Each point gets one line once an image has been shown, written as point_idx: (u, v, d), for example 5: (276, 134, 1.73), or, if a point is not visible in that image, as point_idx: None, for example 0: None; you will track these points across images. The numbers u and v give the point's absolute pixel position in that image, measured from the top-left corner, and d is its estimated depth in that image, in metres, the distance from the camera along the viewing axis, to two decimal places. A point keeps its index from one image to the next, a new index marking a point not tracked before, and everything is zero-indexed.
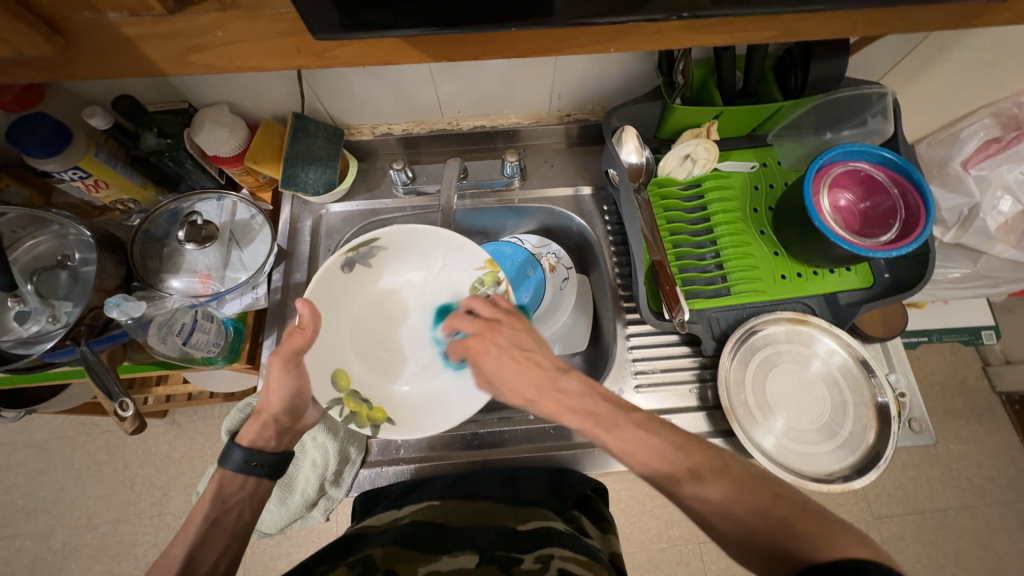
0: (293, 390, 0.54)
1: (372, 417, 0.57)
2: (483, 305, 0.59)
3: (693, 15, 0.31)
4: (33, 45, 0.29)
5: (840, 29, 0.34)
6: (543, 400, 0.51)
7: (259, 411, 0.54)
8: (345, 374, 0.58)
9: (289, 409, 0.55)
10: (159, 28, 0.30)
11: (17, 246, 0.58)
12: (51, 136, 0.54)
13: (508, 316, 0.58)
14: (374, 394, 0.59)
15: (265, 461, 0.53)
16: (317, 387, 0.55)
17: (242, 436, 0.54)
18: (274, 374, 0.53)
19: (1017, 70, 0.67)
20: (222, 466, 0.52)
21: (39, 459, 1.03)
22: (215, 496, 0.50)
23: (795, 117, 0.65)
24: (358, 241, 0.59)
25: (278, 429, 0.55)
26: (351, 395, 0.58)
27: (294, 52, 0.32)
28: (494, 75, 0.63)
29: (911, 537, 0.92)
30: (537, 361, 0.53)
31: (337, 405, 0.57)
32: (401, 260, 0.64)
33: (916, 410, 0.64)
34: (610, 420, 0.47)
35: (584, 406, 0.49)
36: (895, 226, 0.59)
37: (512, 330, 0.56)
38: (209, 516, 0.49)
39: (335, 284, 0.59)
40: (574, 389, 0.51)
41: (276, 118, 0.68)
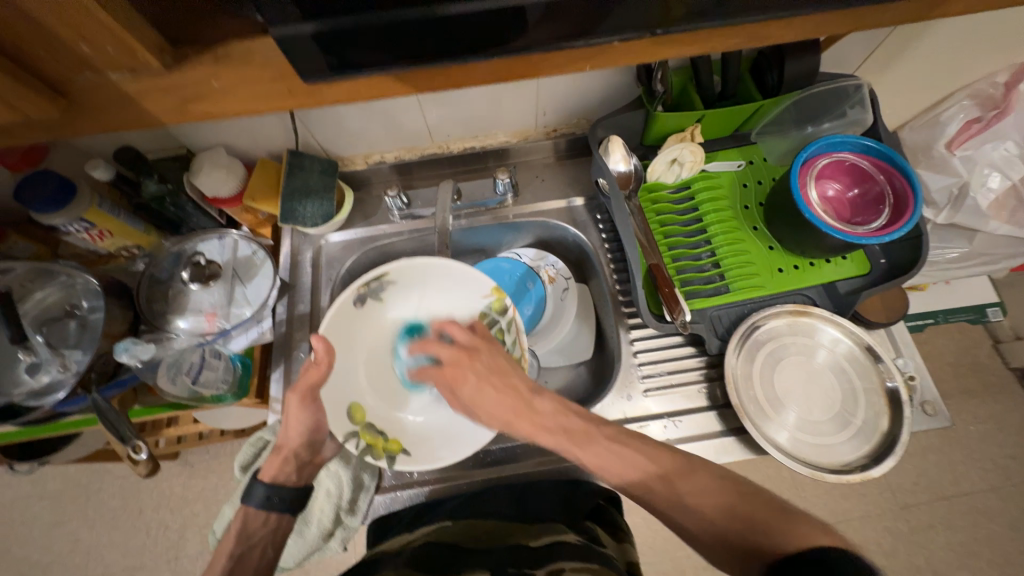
0: (311, 425, 0.55)
1: (388, 449, 0.57)
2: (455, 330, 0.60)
3: (666, 31, 0.33)
4: (39, 108, 0.30)
5: (806, 31, 0.36)
6: (519, 424, 0.52)
7: (280, 446, 0.55)
8: (360, 408, 0.58)
9: (309, 442, 0.55)
10: (158, 84, 0.32)
11: (27, 298, 0.60)
12: (57, 191, 0.56)
13: (485, 342, 0.59)
14: (390, 426, 0.59)
15: (286, 497, 0.54)
16: (333, 422, 0.55)
17: (265, 471, 0.54)
18: (292, 411, 0.53)
19: (988, 52, 0.69)
20: (245, 503, 0.53)
21: (53, 511, 1.03)
22: (239, 533, 0.51)
23: (776, 115, 0.66)
24: (369, 276, 0.60)
25: (298, 463, 0.56)
26: (367, 428, 0.57)
27: (286, 94, 0.34)
28: (480, 98, 0.65)
29: (941, 524, 0.90)
30: (517, 386, 0.54)
31: (353, 439, 0.56)
32: (413, 292, 0.64)
33: (928, 393, 0.64)
34: (583, 433, 0.49)
35: (559, 425, 0.50)
36: (884, 212, 0.60)
37: (490, 356, 0.57)
38: (233, 555, 0.50)
39: (347, 320, 0.60)
40: (549, 408, 0.52)
41: (272, 155, 0.70)
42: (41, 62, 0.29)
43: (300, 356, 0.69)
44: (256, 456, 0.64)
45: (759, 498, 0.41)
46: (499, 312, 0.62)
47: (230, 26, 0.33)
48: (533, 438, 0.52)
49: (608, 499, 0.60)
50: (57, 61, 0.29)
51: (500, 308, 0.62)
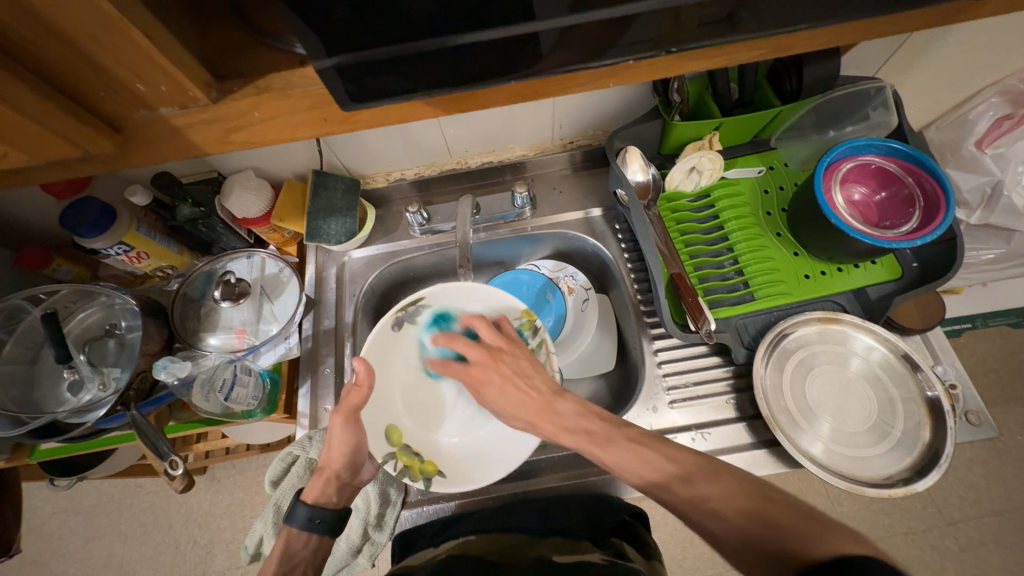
0: (353, 445, 0.55)
1: (425, 470, 0.58)
2: (482, 325, 0.61)
3: (681, 47, 0.33)
4: (96, 143, 0.32)
5: (831, 39, 0.35)
6: (542, 424, 0.54)
7: (321, 468, 0.55)
8: (397, 430, 0.59)
9: (350, 464, 0.55)
10: (203, 116, 0.33)
11: (70, 319, 0.62)
12: (100, 217, 0.59)
13: (511, 344, 0.60)
14: (425, 447, 0.60)
15: (328, 517, 0.54)
16: (373, 444, 0.56)
17: (308, 493, 0.55)
18: (336, 433, 0.54)
19: (1017, 48, 0.68)
20: (289, 523, 0.54)
21: (88, 525, 1.06)
22: (282, 555, 0.53)
23: (796, 120, 0.66)
24: (406, 302, 0.61)
25: (339, 484, 0.56)
26: (403, 449, 0.58)
27: (320, 121, 0.35)
28: (497, 114, 0.66)
29: (993, 541, 0.85)
30: (538, 387, 0.56)
31: (391, 460, 0.57)
32: (445, 317, 0.65)
33: (971, 402, 0.61)
34: (604, 436, 0.49)
35: (580, 425, 0.52)
36: (915, 215, 0.58)
37: (513, 358, 0.58)
38: (277, 570, 0.51)
39: (385, 344, 0.61)
40: (568, 410, 0.54)
41: (297, 176, 0.73)
42: (99, 101, 0.31)
43: (327, 372, 0.70)
44: (285, 471, 0.65)
45: None
46: (531, 331, 0.63)
47: (266, 59, 0.34)
48: (555, 436, 0.54)
49: (633, 515, 0.58)
50: (114, 100, 0.31)
51: (532, 329, 0.63)
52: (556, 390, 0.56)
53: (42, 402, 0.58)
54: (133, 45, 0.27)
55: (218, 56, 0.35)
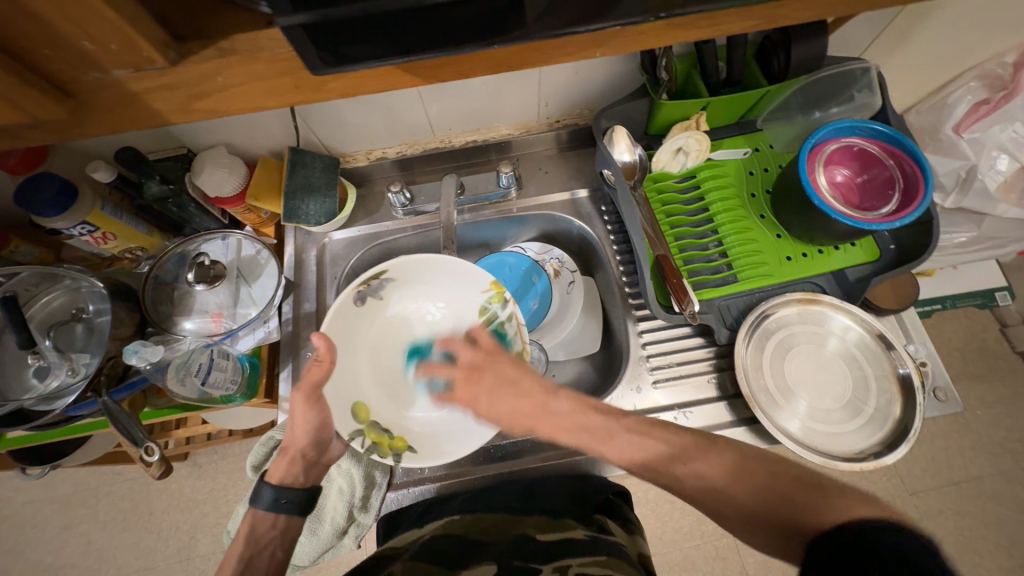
0: (318, 423, 0.54)
1: (394, 446, 0.57)
2: (459, 345, 0.62)
3: (670, 15, 0.32)
4: (45, 109, 0.30)
5: (817, 10, 0.35)
6: (541, 426, 0.54)
7: (286, 448, 0.54)
8: (364, 406, 0.58)
9: (314, 443, 0.54)
10: (163, 81, 0.31)
11: (33, 303, 0.59)
12: (59, 194, 0.55)
13: (490, 353, 0.59)
14: (394, 424, 0.59)
15: (294, 497, 0.53)
16: (338, 421, 0.55)
17: (272, 474, 0.54)
18: (298, 412, 0.53)
19: (999, 31, 0.68)
20: (254, 505, 0.52)
21: (64, 514, 1.03)
22: (248, 536, 0.51)
23: (782, 101, 0.66)
24: (368, 275, 0.59)
25: (305, 464, 0.55)
26: (371, 425, 0.57)
27: (293, 89, 0.33)
28: (480, 90, 0.64)
29: (950, 509, 0.90)
30: (529, 389, 0.56)
31: (358, 436, 0.56)
32: (412, 291, 0.64)
33: (940, 378, 0.64)
34: (605, 430, 0.51)
35: (577, 422, 0.53)
36: (895, 196, 0.59)
37: (497, 368, 0.58)
38: (241, 560, 0.49)
39: (348, 320, 0.59)
40: (565, 408, 0.54)
41: (273, 153, 0.70)
42: (44, 61, 0.28)
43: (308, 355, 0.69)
44: (268, 455, 0.64)
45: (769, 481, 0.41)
46: (499, 304, 0.62)
47: (235, 21, 0.32)
48: (555, 437, 0.54)
49: (617, 493, 0.60)
50: (61, 60, 0.28)
51: (499, 301, 0.62)
52: (548, 387, 0.56)
53: (6, 390, 0.56)
54: None
55: (179, 15, 0.32)
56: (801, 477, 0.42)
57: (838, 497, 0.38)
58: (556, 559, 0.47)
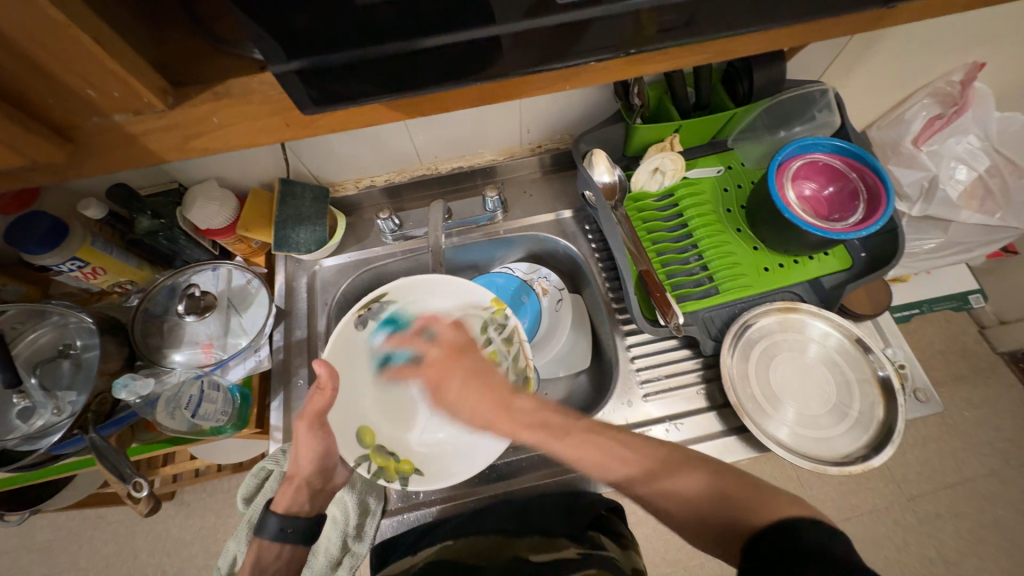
0: (322, 450, 0.56)
1: (400, 469, 0.57)
2: (445, 330, 0.62)
3: (640, 50, 0.35)
4: (46, 152, 0.31)
5: (766, 43, 0.38)
6: (501, 423, 0.53)
7: (292, 476, 0.56)
8: (369, 431, 0.59)
9: (319, 470, 0.57)
10: (160, 123, 0.32)
11: (19, 341, 0.59)
12: (50, 232, 0.56)
13: (468, 343, 0.61)
14: (400, 447, 0.59)
15: (301, 525, 0.55)
16: (343, 446, 0.56)
17: (277, 503, 0.56)
18: (302, 439, 0.55)
19: (945, 54, 0.74)
20: (259, 534, 0.55)
21: (43, 562, 0.99)
22: (252, 567, 0.53)
23: (750, 121, 0.69)
24: (368, 298, 0.60)
25: (310, 492, 0.57)
26: (377, 449, 0.58)
27: (283, 127, 0.35)
28: (463, 119, 0.67)
29: (948, 513, 0.90)
30: (497, 385, 0.55)
31: (364, 461, 0.56)
32: (411, 313, 0.65)
33: (919, 380, 0.66)
34: (563, 429, 0.50)
35: (538, 420, 0.52)
36: (860, 207, 0.62)
37: (475, 358, 0.58)
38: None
39: (351, 344, 0.60)
40: (526, 406, 0.53)
41: (264, 185, 0.72)
42: (49, 109, 0.30)
43: (299, 384, 0.69)
44: (258, 488, 0.63)
45: (754, 487, 0.42)
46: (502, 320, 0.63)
47: (226, 66, 0.34)
48: (514, 436, 0.53)
49: (609, 508, 0.59)
50: (65, 108, 0.30)
51: (502, 317, 0.62)
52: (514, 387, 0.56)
53: None
54: (84, 51, 0.27)
55: (176, 62, 0.34)
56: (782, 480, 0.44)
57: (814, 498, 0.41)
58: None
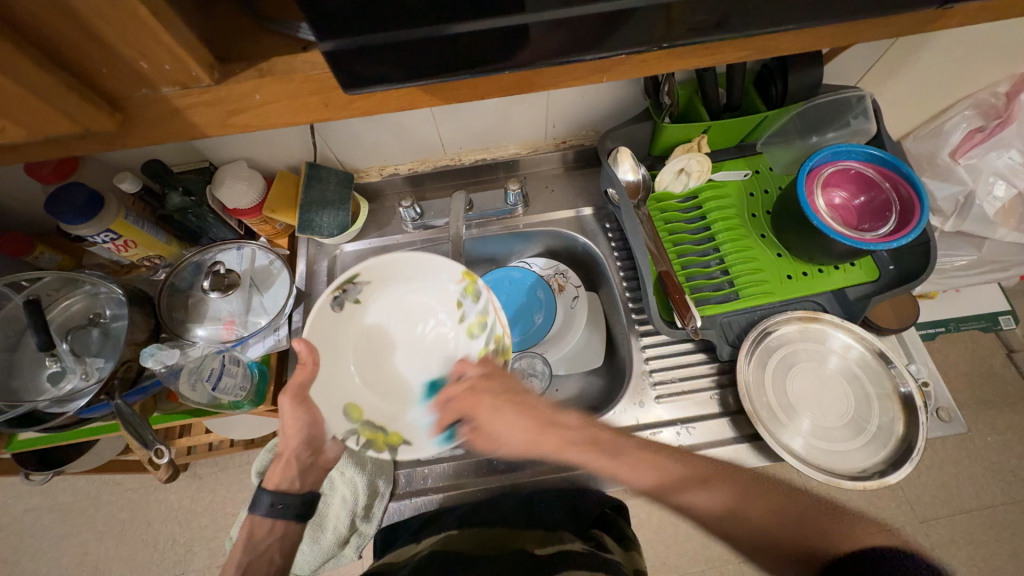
0: (308, 423, 0.57)
1: (389, 441, 0.58)
2: (471, 367, 0.61)
3: (672, 44, 0.34)
4: (100, 122, 0.32)
5: (810, 42, 0.37)
6: (547, 443, 0.56)
7: (281, 453, 0.57)
8: (356, 407, 0.59)
9: (307, 445, 0.57)
10: (205, 98, 0.33)
11: (53, 307, 0.62)
12: (87, 204, 0.58)
13: (496, 369, 0.60)
14: (389, 421, 0.60)
15: (291, 502, 0.57)
16: (329, 421, 0.57)
17: (269, 480, 0.57)
18: (287, 413, 0.56)
19: (991, 64, 0.71)
20: (252, 512, 0.56)
21: (63, 523, 1.03)
22: (246, 542, 0.55)
23: (781, 125, 0.68)
24: (340, 280, 0.60)
25: (300, 468, 0.58)
26: (364, 424, 0.59)
27: (322, 106, 0.36)
28: (490, 111, 0.67)
29: (963, 539, 0.88)
30: (533, 404, 0.57)
31: (353, 435, 0.58)
32: (390, 291, 0.64)
33: (942, 399, 0.64)
34: (614, 446, 0.53)
35: (586, 436, 0.55)
36: (892, 218, 0.60)
37: (503, 383, 0.59)
38: (243, 562, 0.54)
39: (330, 326, 0.60)
40: (573, 422, 0.57)
41: (290, 167, 0.73)
42: (103, 78, 0.31)
43: None
44: (272, 462, 0.64)
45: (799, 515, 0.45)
46: (474, 295, 0.62)
47: (270, 45, 0.35)
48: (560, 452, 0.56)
49: (613, 508, 0.61)
50: (118, 78, 0.31)
51: (473, 293, 0.62)
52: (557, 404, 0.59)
53: (22, 391, 0.57)
54: (141, 22, 0.27)
55: (222, 39, 0.35)
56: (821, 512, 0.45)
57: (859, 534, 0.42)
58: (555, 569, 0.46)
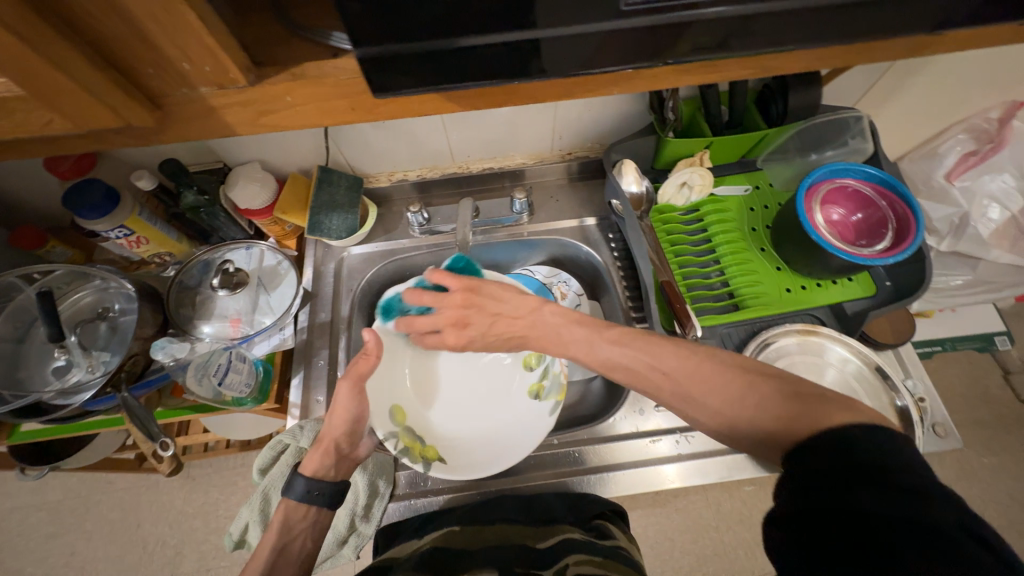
0: (355, 415, 0.56)
1: (424, 454, 0.60)
2: (429, 298, 0.54)
3: (676, 61, 0.36)
4: (140, 118, 0.34)
5: (811, 62, 0.39)
6: (539, 342, 0.54)
7: (320, 440, 0.56)
8: (401, 411, 0.63)
9: (349, 434, 0.56)
10: (239, 98, 0.35)
11: (64, 300, 0.63)
12: (103, 199, 0.59)
13: (465, 295, 0.54)
14: (427, 434, 0.63)
15: (326, 489, 0.55)
16: (376, 417, 0.60)
17: (305, 466, 0.56)
18: (342, 398, 0.55)
19: (984, 91, 0.74)
20: (286, 496, 0.55)
21: (51, 522, 1.02)
22: (281, 525, 0.54)
23: (781, 143, 0.70)
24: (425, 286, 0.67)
25: (336, 458, 0.57)
26: (406, 430, 0.61)
27: (348, 109, 0.37)
28: (499, 121, 0.69)
29: None
30: (517, 311, 0.54)
31: (393, 438, 0.60)
32: None
33: (938, 414, 0.65)
34: (591, 342, 0.50)
35: (572, 335, 0.51)
36: (888, 235, 0.62)
37: (481, 306, 0.54)
38: (276, 546, 0.52)
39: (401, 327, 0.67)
40: (557, 321, 0.53)
41: (302, 170, 0.75)
42: (146, 78, 0.32)
43: (320, 363, 0.71)
44: (274, 459, 0.65)
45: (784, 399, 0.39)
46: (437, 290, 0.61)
47: (303, 52, 0.36)
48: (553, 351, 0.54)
49: (614, 509, 0.60)
50: (159, 78, 0.33)
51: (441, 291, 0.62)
52: (534, 303, 0.54)
53: (27, 382, 0.58)
54: (188, 24, 0.29)
55: (256, 45, 0.37)
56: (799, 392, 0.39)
57: (827, 411, 0.36)
58: (557, 561, 0.49)
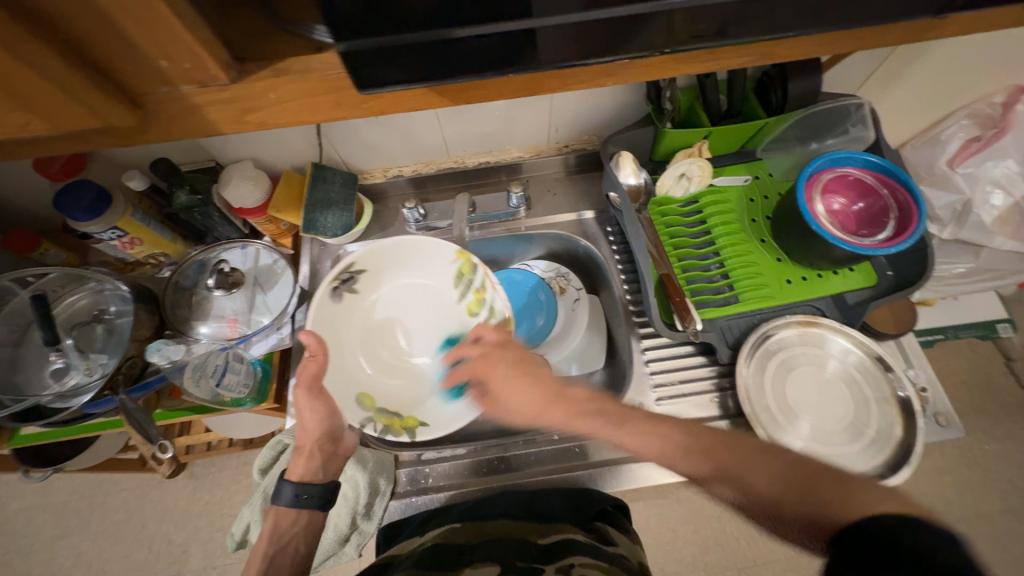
0: (325, 412, 0.57)
1: (406, 424, 0.61)
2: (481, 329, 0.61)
3: (675, 49, 0.35)
4: (121, 118, 0.33)
5: (809, 49, 0.38)
6: (548, 414, 0.52)
7: (300, 446, 0.56)
8: (368, 396, 0.62)
9: (326, 434, 0.57)
10: (222, 95, 0.34)
11: (59, 302, 0.62)
12: (95, 200, 0.58)
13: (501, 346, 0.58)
14: (403, 406, 0.62)
15: (315, 490, 0.56)
16: (346, 412, 0.59)
17: (293, 472, 0.56)
18: (304, 406, 0.56)
19: (988, 75, 0.72)
20: (275, 503, 0.55)
21: (56, 523, 1.03)
22: (272, 535, 0.54)
23: (781, 131, 0.69)
24: (339, 268, 0.63)
25: (323, 458, 0.57)
26: (379, 411, 0.61)
27: (334, 105, 0.36)
28: (495, 114, 0.68)
29: None
30: (540, 375, 0.55)
31: (369, 423, 0.60)
32: (395, 274, 0.68)
33: (941, 404, 0.65)
34: (619, 417, 0.50)
35: (592, 408, 0.51)
36: (890, 224, 0.61)
37: (514, 351, 0.57)
38: (267, 555, 0.53)
39: (330, 314, 0.64)
40: (580, 396, 0.53)
41: (296, 168, 0.74)
42: (125, 76, 0.32)
43: None
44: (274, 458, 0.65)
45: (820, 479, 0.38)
46: (468, 273, 0.66)
47: (288, 47, 0.36)
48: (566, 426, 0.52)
49: (616, 506, 0.60)
50: (139, 77, 0.32)
51: (469, 269, 0.66)
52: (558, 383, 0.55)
53: (25, 385, 0.58)
54: (163, 21, 0.28)
55: (240, 40, 0.36)
56: (821, 472, 0.38)
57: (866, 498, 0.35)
58: (558, 560, 0.47)
